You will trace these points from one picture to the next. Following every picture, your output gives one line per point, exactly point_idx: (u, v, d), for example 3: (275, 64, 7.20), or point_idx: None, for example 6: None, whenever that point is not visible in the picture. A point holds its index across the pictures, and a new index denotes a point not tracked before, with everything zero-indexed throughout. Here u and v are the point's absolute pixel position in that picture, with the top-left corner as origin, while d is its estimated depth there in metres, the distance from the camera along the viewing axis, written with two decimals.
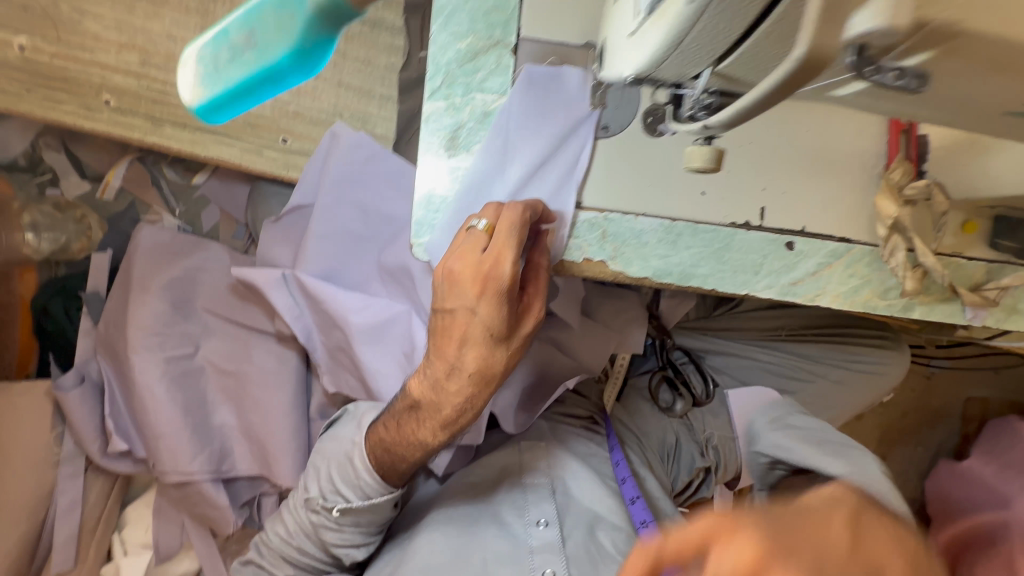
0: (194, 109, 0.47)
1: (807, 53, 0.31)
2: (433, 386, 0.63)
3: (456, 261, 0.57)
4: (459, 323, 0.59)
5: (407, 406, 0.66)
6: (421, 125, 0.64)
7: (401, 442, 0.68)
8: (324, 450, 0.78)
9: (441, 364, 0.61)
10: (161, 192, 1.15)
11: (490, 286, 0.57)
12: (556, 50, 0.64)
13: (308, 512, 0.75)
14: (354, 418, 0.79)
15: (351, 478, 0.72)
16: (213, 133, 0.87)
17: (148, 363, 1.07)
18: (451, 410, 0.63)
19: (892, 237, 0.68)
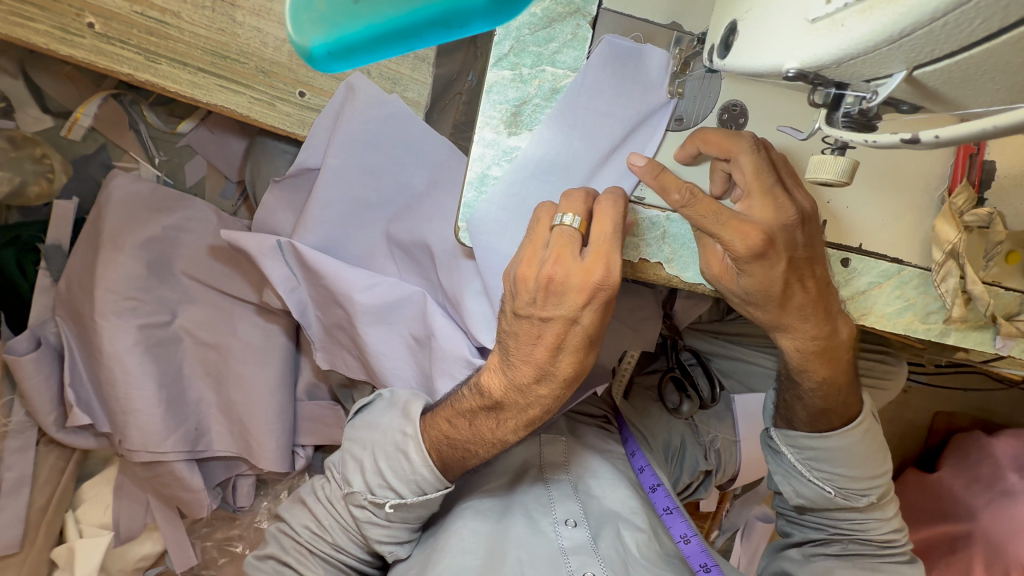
0: (317, 40, 0.44)
1: None
2: (517, 388, 0.58)
3: (555, 267, 0.52)
4: (556, 331, 0.54)
5: (483, 407, 0.62)
6: (483, 95, 0.58)
7: (475, 441, 0.64)
8: (361, 440, 0.71)
9: (528, 370, 0.57)
10: (140, 137, 1.02)
11: (595, 292, 0.52)
12: (641, 26, 0.59)
13: (351, 506, 0.69)
14: (393, 407, 0.73)
15: (406, 473, 0.66)
16: (218, 76, 0.75)
17: (117, 330, 0.96)
18: (540, 410, 0.60)
19: (947, 263, 0.67)
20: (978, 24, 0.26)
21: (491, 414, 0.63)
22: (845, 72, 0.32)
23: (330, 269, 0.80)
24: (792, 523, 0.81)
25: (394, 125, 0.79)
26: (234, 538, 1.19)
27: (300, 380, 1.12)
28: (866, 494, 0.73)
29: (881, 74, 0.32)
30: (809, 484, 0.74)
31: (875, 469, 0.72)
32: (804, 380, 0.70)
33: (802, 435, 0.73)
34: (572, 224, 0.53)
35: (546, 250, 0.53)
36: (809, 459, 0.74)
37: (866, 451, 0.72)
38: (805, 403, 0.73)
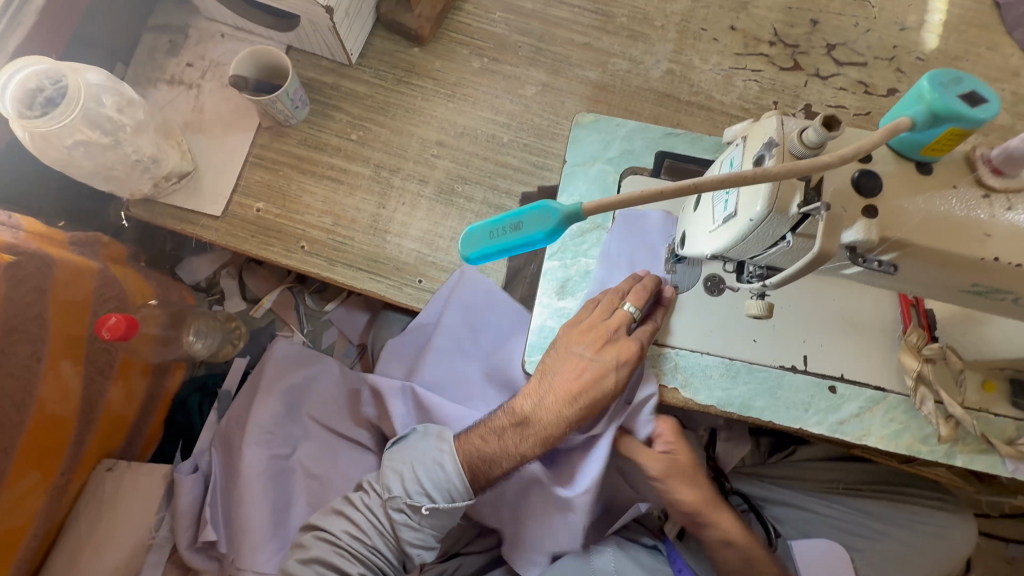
0: (472, 250, 0.55)
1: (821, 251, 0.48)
2: (540, 405, 0.83)
3: (613, 325, 0.81)
4: (598, 370, 0.80)
5: (512, 424, 0.84)
6: (541, 277, 0.90)
7: (501, 454, 0.85)
8: (402, 456, 0.88)
9: (562, 393, 0.82)
10: (298, 314, 1.44)
11: (626, 355, 0.81)
12: (640, 233, 0.91)
13: (390, 511, 0.85)
14: (428, 436, 0.90)
15: (441, 481, 0.84)
16: (369, 272, 1.15)
17: (253, 457, 1.22)
18: (555, 430, 0.83)
19: (919, 388, 0.81)
20: (769, 232, 0.52)
21: (519, 431, 0.85)
22: (740, 250, 0.58)
23: (434, 402, 1.07)
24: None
25: (489, 299, 1.13)
26: None
27: None
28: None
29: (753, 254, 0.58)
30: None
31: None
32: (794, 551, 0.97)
33: None
34: (630, 312, 0.81)
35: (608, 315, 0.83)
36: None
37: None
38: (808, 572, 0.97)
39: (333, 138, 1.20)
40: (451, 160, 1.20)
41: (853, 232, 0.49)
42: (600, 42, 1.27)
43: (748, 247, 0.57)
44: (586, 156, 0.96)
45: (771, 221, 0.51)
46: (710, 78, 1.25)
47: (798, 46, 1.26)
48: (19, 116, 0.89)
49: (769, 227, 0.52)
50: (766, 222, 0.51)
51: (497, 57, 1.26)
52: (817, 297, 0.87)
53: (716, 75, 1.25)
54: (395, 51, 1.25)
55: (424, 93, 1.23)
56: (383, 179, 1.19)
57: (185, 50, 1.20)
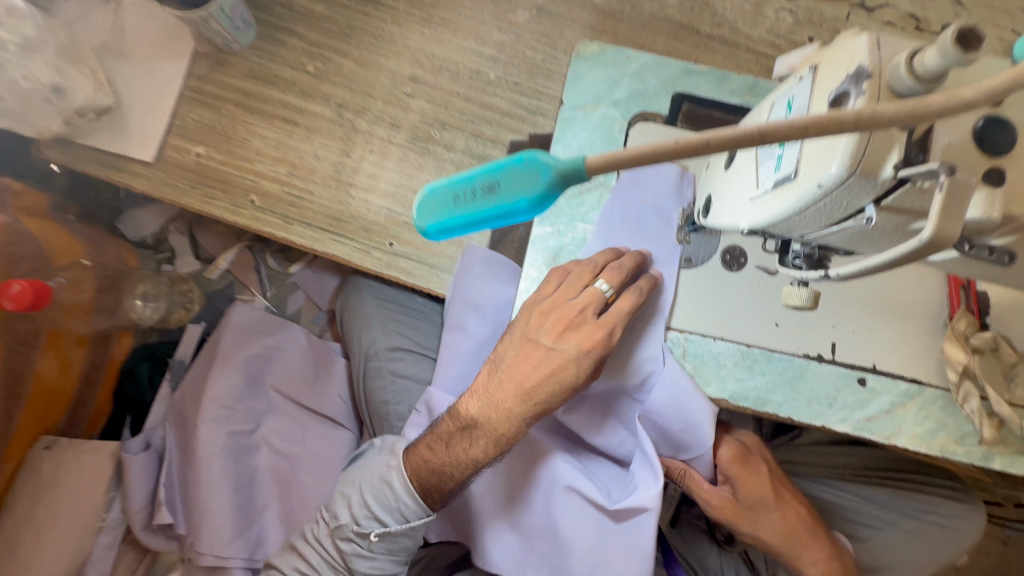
0: (427, 224, 0.41)
1: (933, 237, 0.34)
2: (492, 404, 0.70)
3: (580, 311, 0.68)
4: (558, 362, 0.68)
5: (458, 427, 0.72)
6: (529, 245, 0.76)
7: (451, 463, 0.73)
8: (351, 479, 0.80)
9: (511, 391, 0.70)
10: (260, 276, 1.29)
11: (591, 341, 0.68)
12: (652, 196, 0.76)
13: (339, 541, 0.78)
14: (382, 450, 0.81)
15: (389, 502, 0.76)
16: (332, 233, 0.99)
17: (211, 434, 1.11)
18: (507, 433, 0.70)
19: (963, 383, 0.71)
20: (843, 205, 0.38)
21: (467, 436, 0.72)
22: (788, 228, 0.44)
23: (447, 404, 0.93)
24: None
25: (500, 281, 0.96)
26: None
27: None
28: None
29: (815, 229, 0.43)
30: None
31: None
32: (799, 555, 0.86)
33: None
34: (603, 290, 0.69)
35: (575, 295, 0.69)
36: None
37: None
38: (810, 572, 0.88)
39: (287, 69, 1.01)
40: (427, 100, 1.02)
41: (971, 205, 0.35)
42: None
43: (803, 224, 0.43)
44: (587, 98, 0.79)
45: (847, 189, 0.37)
46: (737, 7, 1.05)
47: None
48: None
49: (839, 198, 0.38)
50: (838, 191, 0.37)
51: None
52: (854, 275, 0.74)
53: (742, 3, 1.05)
54: None
55: (396, 17, 1.03)
56: (346, 121, 1.01)
57: None
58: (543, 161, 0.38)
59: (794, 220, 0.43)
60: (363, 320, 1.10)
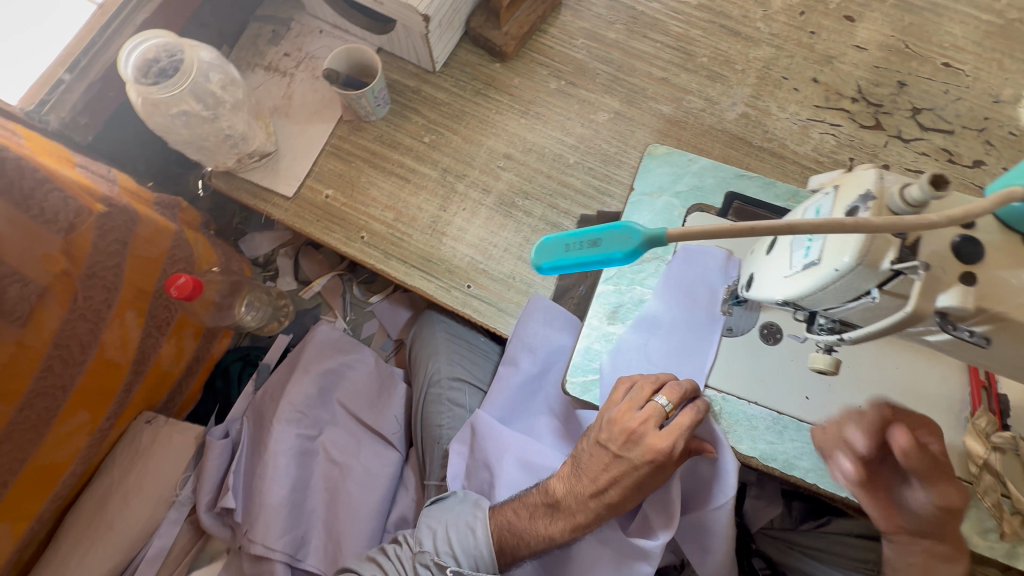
0: (545, 260, 0.55)
1: (915, 310, 0.48)
2: (572, 490, 0.82)
3: (640, 425, 0.78)
4: (622, 467, 0.79)
5: (544, 504, 0.82)
6: (594, 298, 0.90)
7: (530, 532, 0.82)
8: (437, 516, 0.87)
9: (587, 483, 0.81)
10: (344, 302, 1.48)
11: (653, 451, 0.77)
12: (702, 271, 0.89)
13: (418, 565, 0.84)
14: (465, 502, 0.89)
15: (470, 546, 0.83)
16: (421, 270, 1.17)
17: (282, 433, 1.25)
18: (585, 519, 0.81)
19: (984, 477, 0.76)
20: (851, 286, 0.52)
21: (550, 513, 0.82)
22: (807, 302, 0.58)
23: (493, 431, 1.03)
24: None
25: (552, 323, 1.08)
26: None
27: (394, 511, 1.29)
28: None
29: (831, 305, 0.56)
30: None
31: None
32: None
33: None
34: (663, 407, 0.78)
35: (638, 409, 0.79)
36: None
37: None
38: None
39: (407, 138, 1.25)
40: (516, 174, 1.23)
41: (948, 296, 0.47)
42: (678, 78, 1.28)
43: (822, 299, 0.56)
44: (654, 187, 0.96)
45: (858, 275, 0.50)
46: (786, 127, 1.24)
47: (881, 106, 1.24)
48: (135, 82, 0.97)
49: (850, 281, 0.51)
50: (850, 276, 0.50)
51: (574, 81, 1.29)
52: (880, 363, 0.83)
53: (792, 124, 1.24)
54: (478, 64, 1.30)
55: (499, 107, 1.27)
56: (448, 182, 1.22)
57: (286, 42, 1.29)
58: (635, 227, 0.53)
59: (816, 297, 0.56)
60: (431, 351, 1.24)
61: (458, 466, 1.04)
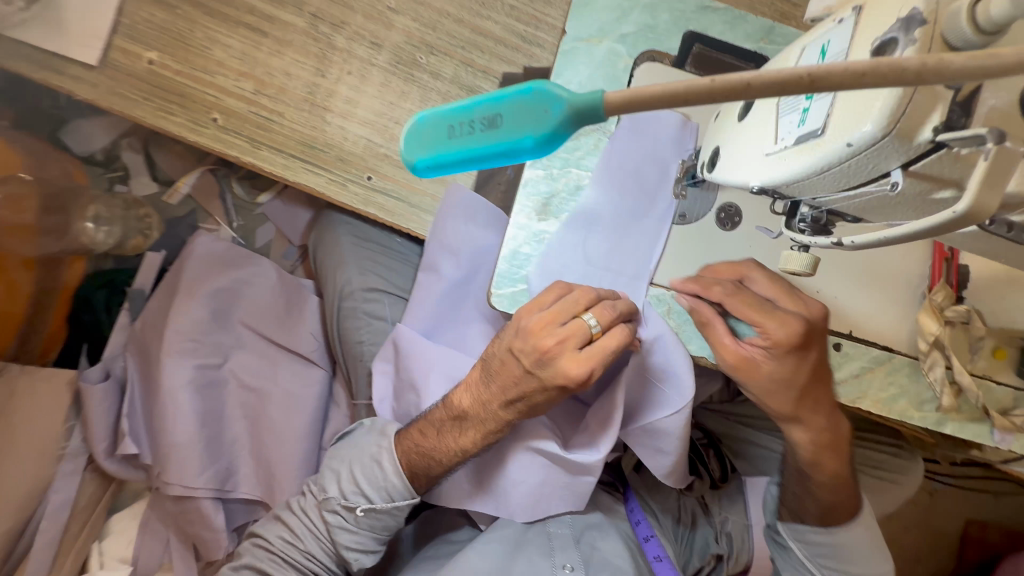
0: (420, 157, 0.39)
1: (969, 209, 0.34)
2: (480, 402, 0.69)
3: (558, 345, 0.62)
4: (530, 386, 0.65)
5: (450, 417, 0.70)
6: (519, 188, 0.71)
7: (439, 450, 0.71)
8: (341, 456, 0.78)
9: (495, 389, 0.67)
10: (225, 204, 1.20)
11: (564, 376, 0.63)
12: (651, 144, 0.72)
13: (325, 513, 0.76)
14: (372, 432, 0.79)
15: (377, 481, 0.73)
16: (304, 161, 0.91)
17: (176, 367, 1.07)
18: (495, 426, 0.69)
19: (932, 354, 0.73)
20: (870, 168, 0.36)
21: (458, 426, 0.71)
22: (793, 190, 0.42)
23: (416, 348, 0.89)
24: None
25: (476, 218, 0.90)
26: None
27: (327, 429, 1.20)
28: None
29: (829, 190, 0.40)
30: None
31: (881, 565, 0.83)
32: (816, 474, 0.80)
33: (809, 529, 0.84)
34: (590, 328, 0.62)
35: (559, 325, 0.63)
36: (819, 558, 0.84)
37: (869, 547, 0.83)
38: (813, 497, 0.83)
39: None
40: (412, 18, 0.92)
41: None
42: None
43: (816, 186, 0.41)
44: (592, 29, 0.72)
45: (891, 150, 0.33)
46: None
47: None
48: None
49: (871, 159, 0.35)
50: (876, 152, 0.34)
51: None
52: None
53: None
54: None
55: None
56: (321, 35, 0.90)
57: None
58: (552, 94, 0.35)
59: (810, 183, 0.40)
60: (338, 259, 1.04)
61: (385, 387, 0.91)
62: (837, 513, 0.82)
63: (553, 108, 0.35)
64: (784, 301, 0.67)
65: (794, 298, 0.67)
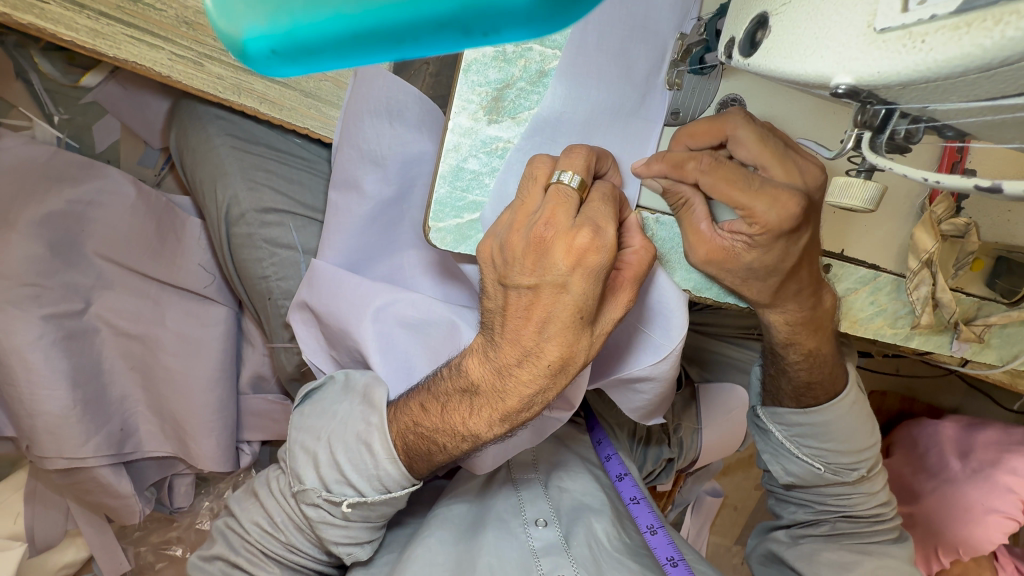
0: (256, 28, 0.29)
1: None
2: (497, 370, 0.51)
3: (547, 227, 0.46)
4: (543, 302, 0.48)
5: (459, 389, 0.54)
6: (460, 74, 0.50)
7: (443, 432, 0.55)
8: (315, 429, 0.61)
9: (511, 349, 0.50)
10: (32, 89, 0.84)
11: (579, 251, 0.46)
12: (642, 7, 0.51)
13: (303, 505, 0.59)
14: (350, 394, 0.63)
15: (367, 467, 0.57)
16: (125, 24, 0.61)
17: (14, 321, 0.81)
18: (520, 398, 0.51)
19: (921, 272, 0.67)
20: None
21: (467, 400, 0.54)
22: (905, 95, 0.28)
23: (338, 290, 0.68)
24: (782, 502, 0.84)
25: (400, 113, 0.67)
26: (173, 540, 1.11)
27: (242, 372, 1.02)
28: (855, 468, 0.76)
29: (971, 97, 0.26)
30: (798, 462, 0.77)
31: (862, 443, 0.75)
32: (789, 353, 0.72)
33: (791, 413, 0.76)
34: (570, 185, 0.48)
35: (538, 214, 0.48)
36: (798, 436, 0.77)
37: (854, 424, 0.75)
38: (789, 376, 0.75)
39: None
40: None
41: None
42: None
43: (950, 91, 0.26)
44: None
45: None
46: None
47: None
48: None
49: None
50: None
51: None
52: None
53: None
54: None
55: None
56: None
57: None
58: None
59: (942, 86, 0.26)
60: (212, 168, 0.77)
61: (311, 338, 0.72)
62: (824, 389, 0.74)
63: None
64: (773, 170, 0.51)
65: (786, 165, 0.51)
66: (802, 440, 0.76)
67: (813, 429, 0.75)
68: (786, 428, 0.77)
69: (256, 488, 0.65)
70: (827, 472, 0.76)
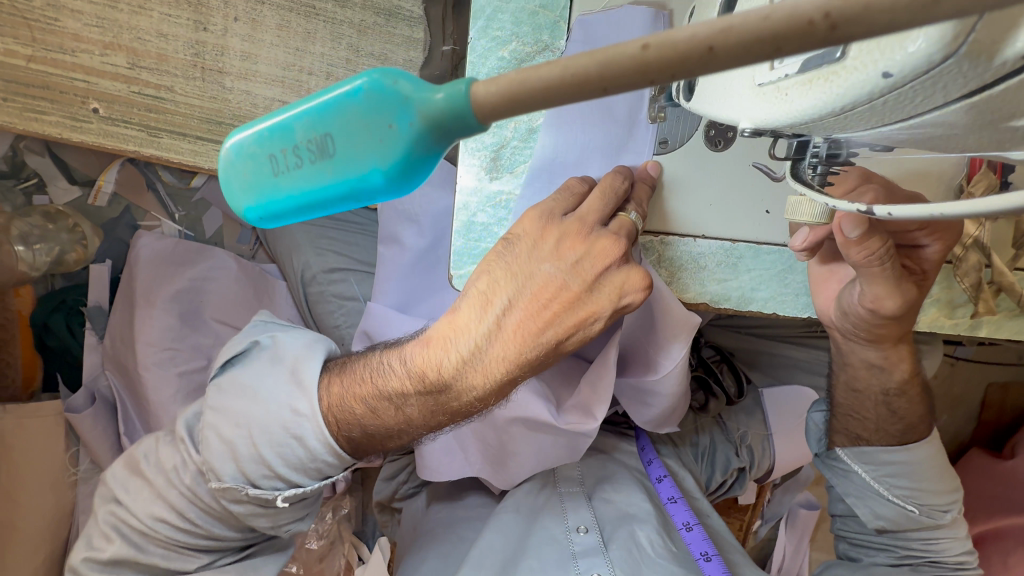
0: (248, 206, 0.34)
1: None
2: (461, 362, 0.53)
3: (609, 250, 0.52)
4: (589, 308, 0.52)
5: (420, 390, 0.56)
6: (461, 144, 0.59)
7: (392, 427, 0.58)
8: (234, 413, 0.61)
9: (512, 339, 0.52)
10: (158, 196, 1.07)
11: (633, 292, 0.53)
12: None
13: (227, 501, 0.61)
14: (277, 367, 0.63)
15: (299, 460, 0.60)
16: (216, 142, 0.78)
17: (158, 378, 1.01)
18: (480, 399, 0.55)
19: (967, 256, 0.63)
20: (914, 104, 0.26)
21: (426, 397, 0.56)
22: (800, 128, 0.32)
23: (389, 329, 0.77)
24: (857, 547, 0.78)
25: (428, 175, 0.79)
26: None
27: None
28: (949, 510, 0.71)
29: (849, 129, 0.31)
30: (888, 504, 0.73)
31: (951, 485, 0.71)
32: None
33: (880, 450, 0.72)
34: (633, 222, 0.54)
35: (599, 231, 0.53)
36: (887, 476, 0.72)
37: (944, 464, 0.71)
38: None
39: None
40: None
41: None
42: None
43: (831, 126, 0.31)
44: None
45: (945, 78, 0.24)
46: None
47: None
48: None
49: (916, 91, 0.25)
50: (924, 83, 0.24)
51: None
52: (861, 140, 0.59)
53: None
54: None
55: None
56: None
57: None
58: (396, 100, 0.28)
59: (821, 124, 0.31)
60: (289, 242, 0.94)
61: None
62: (918, 429, 0.70)
63: (400, 120, 0.28)
64: None
65: None
66: (891, 480, 0.72)
67: (908, 471, 0.70)
68: (871, 467, 0.73)
69: (147, 471, 0.65)
70: (919, 514, 0.71)
